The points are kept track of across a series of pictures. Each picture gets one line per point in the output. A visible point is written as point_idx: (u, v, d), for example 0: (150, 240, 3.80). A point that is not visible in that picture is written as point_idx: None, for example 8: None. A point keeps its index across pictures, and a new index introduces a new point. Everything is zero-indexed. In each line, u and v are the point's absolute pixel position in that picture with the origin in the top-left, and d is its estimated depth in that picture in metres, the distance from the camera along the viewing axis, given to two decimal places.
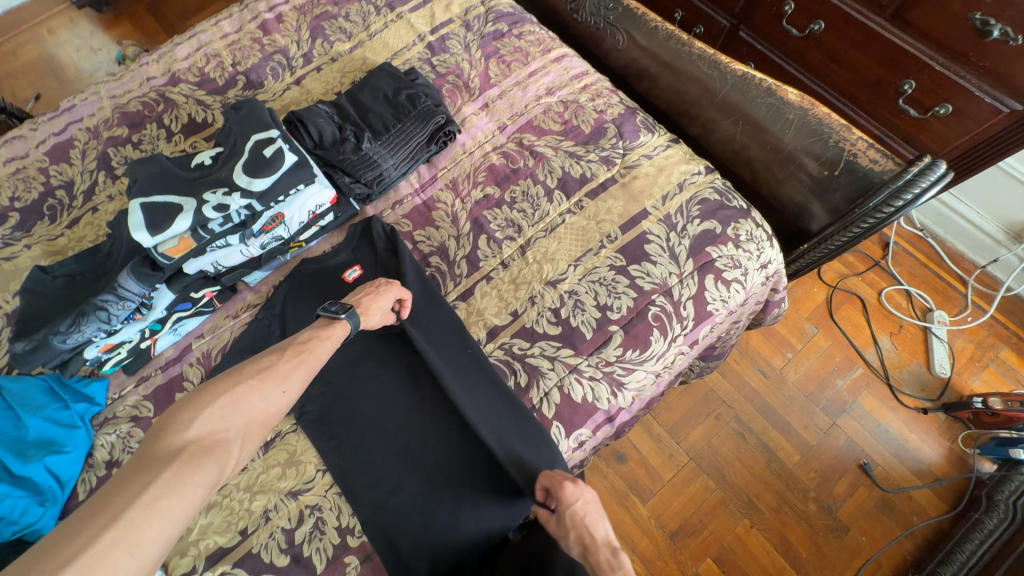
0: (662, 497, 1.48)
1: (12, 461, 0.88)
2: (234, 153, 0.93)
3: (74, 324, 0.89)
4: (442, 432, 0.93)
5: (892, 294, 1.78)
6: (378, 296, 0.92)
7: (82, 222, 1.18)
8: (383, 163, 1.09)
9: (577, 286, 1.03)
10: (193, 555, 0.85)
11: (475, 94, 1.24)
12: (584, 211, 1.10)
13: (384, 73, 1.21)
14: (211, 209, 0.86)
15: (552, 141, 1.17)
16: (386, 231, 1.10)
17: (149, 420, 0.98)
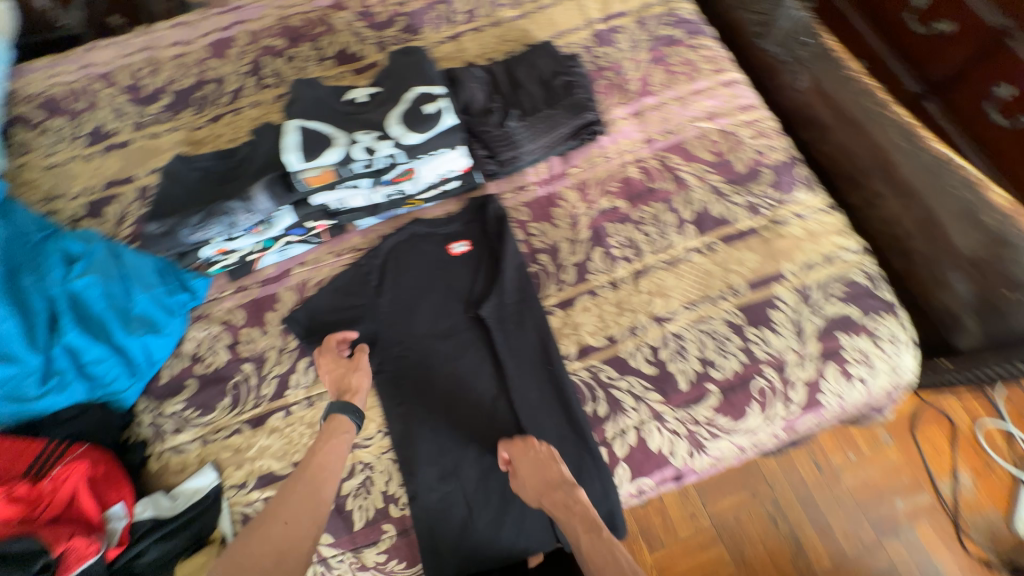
0: (668, 553, 1.33)
1: (117, 328, 0.94)
2: (391, 99, 0.91)
3: (203, 222, 0.91)
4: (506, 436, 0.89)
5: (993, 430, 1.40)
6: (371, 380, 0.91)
7: (223, 120, 1.21)
8: (523, 146, 1.04)
9: (684, 331, 0.95)
10: (249, 470, 0.90)
11: (630, 97, 1.16)
12: (713, 254, 1.01)
13: (545, 52, 1.16)
14: (360, 150, 0.84)
15: (699, 170, 1.08)
16: (500, 215, 1.04)
17: (237, 328, 1.01)
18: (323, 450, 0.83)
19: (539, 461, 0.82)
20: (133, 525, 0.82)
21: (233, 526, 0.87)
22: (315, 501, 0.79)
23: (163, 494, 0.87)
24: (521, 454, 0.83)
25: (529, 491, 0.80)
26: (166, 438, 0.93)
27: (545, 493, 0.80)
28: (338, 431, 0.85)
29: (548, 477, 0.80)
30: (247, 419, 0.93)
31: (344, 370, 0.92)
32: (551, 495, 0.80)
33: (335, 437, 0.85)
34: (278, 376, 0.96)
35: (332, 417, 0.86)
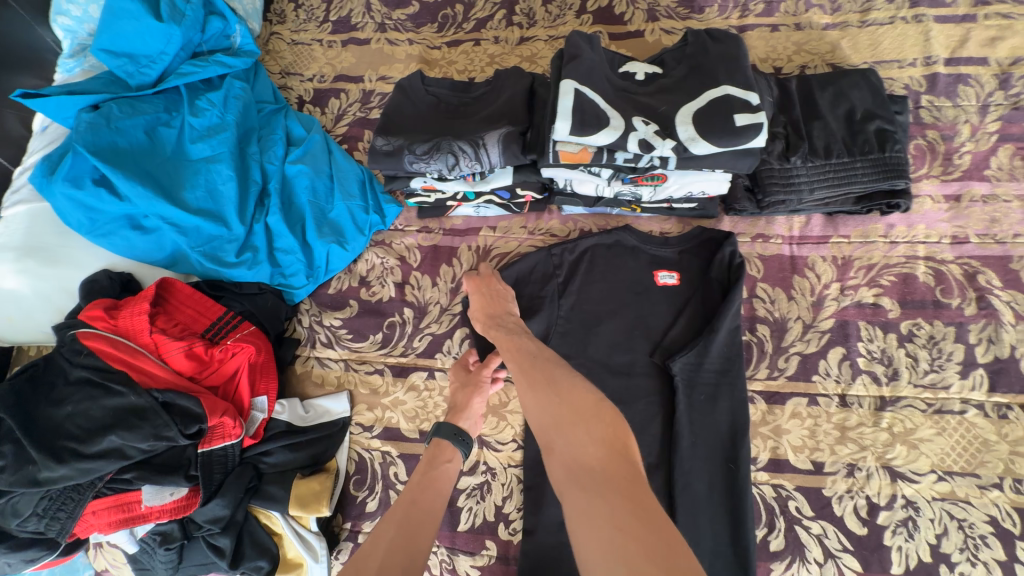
0: None
1: (310, 227, 0.93)
2: (683, 87, 0.74)
3: (428, 154, 0.84)
4: None
5: None
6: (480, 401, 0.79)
7: (460, 48, 1.14)
8: (798, 191, 0.83)
9: (923, 504, 0.72)
10: (377, 417, 0.86)
11: (951, 175, 0.88)
12: (1001, 422, 0.74)
13: (866, 81, 0.88)
14: (635, 140, 0.68)
15: (1022, 304, 0.79)
16: (734, 262, 0.85)
17: (409, 268, 0.96)
18: (419, 474, 0.67)
19: (491, 287, 0.83)
20: (269, 422, 0.83)
21: (347, 464, 0.84)
22: (413, 534, 0.58)
23: (299, 402, 0.87)
24: (480, 274, 0.86)
25: (477, 310, 0.81)
26: (315, 347, 0.93)
27: (483, 316, 0.80)
28: (438, 456, 0.71)
29: (493, 308, 0.80)
30: (391, 364, 0.89)
31: (462, 384, 0.80)
32: (488, 319, 0.80)
33: (433, 463, 0.70)
34: (432, 335, 0.90)
35: (434, 440, 0.73)
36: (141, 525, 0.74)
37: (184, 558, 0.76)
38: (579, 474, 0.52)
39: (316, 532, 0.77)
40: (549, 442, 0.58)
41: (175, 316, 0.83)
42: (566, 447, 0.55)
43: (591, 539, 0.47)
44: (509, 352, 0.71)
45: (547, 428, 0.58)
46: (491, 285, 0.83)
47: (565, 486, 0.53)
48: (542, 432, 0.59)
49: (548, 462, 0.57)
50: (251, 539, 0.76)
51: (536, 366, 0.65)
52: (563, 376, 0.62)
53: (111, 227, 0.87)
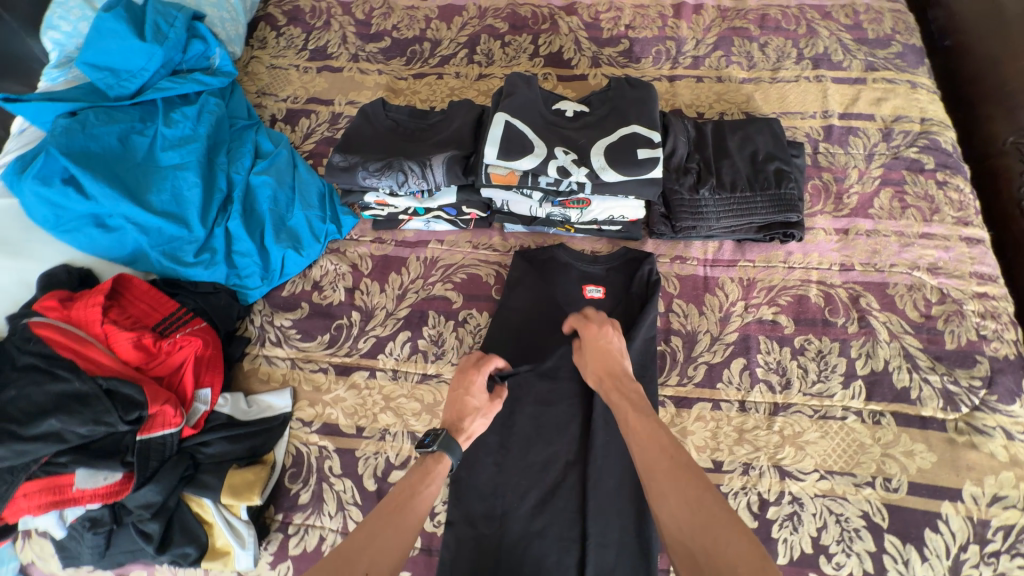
0: None
1: (269, 233, 1.00)
2: (601, 125, 0.86)
3: (380, 171, 0.93)
4: (566, 509, 0.81)
5: None
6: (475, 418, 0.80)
7: (424, 80, 1.25)
8: (706, 219, 0.95)
9: (807, 500, 0.80)
10: (317, 413, 0.91)
11: (841, 212, 1.01)
12: (876, 427, 0.84)
13: (769, 128, 1.02)
14: (554, 167, 0.79)
15: (895, 325, 0.91)
16: (651, 279, 0.95)
17: (360, 275, 1.03)
18: (413, 488, 0.68)
19: (604, 343, 0.82)
20: (210, 413, 0.87)
21: (284, 458, 0.88)
22: (400, 537, 0.63)
23: (243, 397, 0.91)
24: (593, 321, 0.85)
25: (596, 368, 0.81)
26: (264, 345, 0.98)
27: (604, 377, 0.80)
28: (431, 472, 0.71)
29: (611, 366, 0.80)
30: (335, 363, 0.95)
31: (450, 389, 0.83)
32: (612, 382, 0.79)
33: (425, 476, 0.71)
34: (377, 336, 0.97)
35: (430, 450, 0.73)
36: (71, 508, 0.75)
37: (111, 544, 0.78)
38: None
39: (246, 521, 0.80)
40: (699, 564, 0.56)
41: (128, 309, 0.88)
42: None
43: None
44: (637, 436, 0.70)
45: (702, 558, 0.55)
46: (607, 342, 0.82)
47: None
48: (687, 551, 0.57)
49: None
50: (181, 526, 0.79)
51: (684, 477, 0.62)
52: (707, 499, 0.59)
53: (76, 224, 0.93)
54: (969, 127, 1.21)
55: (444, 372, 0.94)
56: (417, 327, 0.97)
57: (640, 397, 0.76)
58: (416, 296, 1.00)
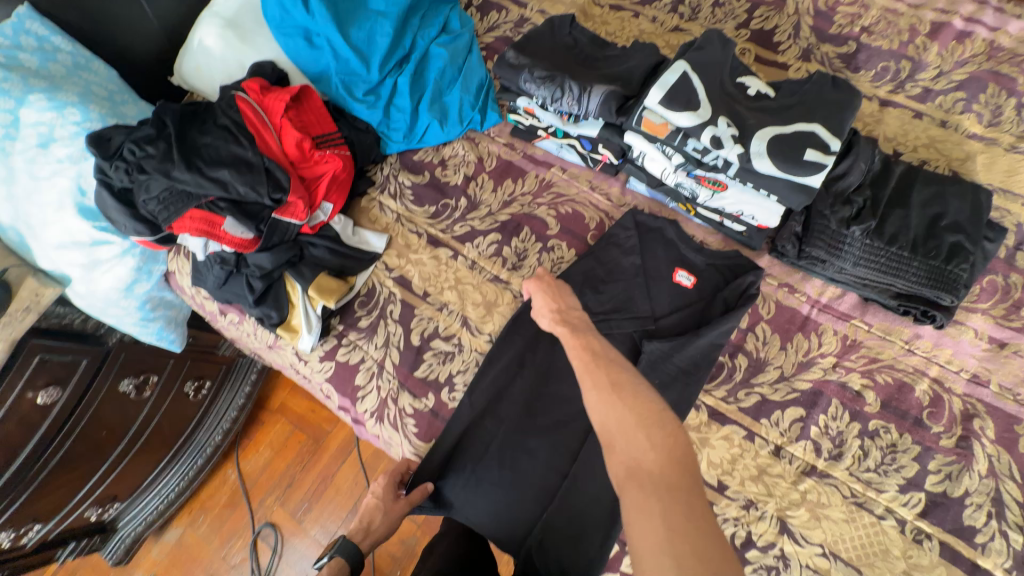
0: None
1: (425, 100, 1.09)
2: (780, 114, 0.79)
3: (541, 81, 0.96)
4: (562, 444, 0.86)
5: None
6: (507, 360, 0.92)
7: (619, 13, 1.22)
8: (839, 259, 0.86)
9: (794, 564, 0.76)
10: (400, 264, 1.03)
11: (1009, 322, 0.85)
12: (913, 544, 0.75)
13: (972, 197, 0.86)
14: (709, 134, 0.76)
15: (1003, 464, 0.77)
16: (748, 291, 0.90)
17: (481, 169, 1.10)
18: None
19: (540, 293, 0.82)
20: (325, 224, 1.04)
21: (361, 285, 1.02)
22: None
23: (352, 225, 1.06)
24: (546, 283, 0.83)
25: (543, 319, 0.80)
26: (383, 193, 1.11)
27: (548, 309, 0.80)
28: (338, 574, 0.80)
29: (557, 303, 0.80)
30: (430, 232, 1.05)
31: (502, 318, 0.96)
32: (555, 315, 0.78)
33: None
34: (472, 227, 1.05)
35: (333, 556, 0.82)
36: (213, 242, 0.95)
37: (227, 283, 0.98)
38: (637, 472, 0.54)
39: (318, 315, 0.96)
40: (609, 438, 0.59)
41: (302, 115, 1.03)
42: (626, 452, 0.56)
43: (643, 531, 0.49)
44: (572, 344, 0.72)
45: (613, 435, 0.58)
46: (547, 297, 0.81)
47: (624, 480, 0.55)
48: (601, 430, 0.60)
49: (609, 461, 0.58)
50: (275, 295, 0.96)
51: (603, 368, 0.65)
52: (629, 384, 0.62)
53: (291, 32, 1.09)
54: None
55: (512, 282, 0.99)
56: (507, 235, 1.03)
57: (582, 320, 0.77)
58: (519, 209, 1.05)
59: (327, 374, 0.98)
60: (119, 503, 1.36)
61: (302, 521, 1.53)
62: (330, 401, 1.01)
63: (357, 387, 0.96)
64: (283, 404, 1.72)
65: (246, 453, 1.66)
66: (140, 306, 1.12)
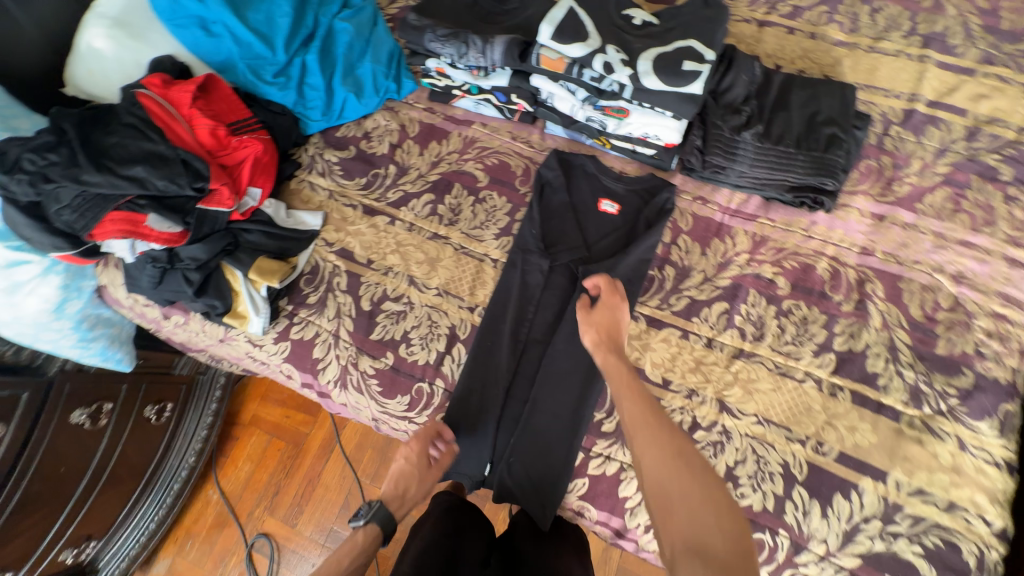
0: None
1: (338, 74, 1.10)
2: (661, 37, 0.87)
3: (445, 38, 0.99)
4: (522, 375, 0.94)
5: None
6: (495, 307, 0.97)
7: None
8: (737, 164, 0.95)
9: (736, 435, 0.86)
10: (339, 238, 1.05)
11: (885, 197, 0.97)
12: (829, 397, 0.86)
13: (840, 93, 0.98)
14: (599, 62, 0.84)
15: (892, 316, 0.89)
16: (665, 207, 0.99)
17: (405, 136, 1.12)
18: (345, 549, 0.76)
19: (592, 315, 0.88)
20: (256, 210, 1.04)
21: (304, 264, 1.03)
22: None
23: (284, 208, 1.06)
24: (602, 299, 0.90)
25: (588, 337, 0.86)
26: (311, 172, 1.11)
27: (602, 338, 0.85)
28: (371, 542, 0.78)
29: (613, 333, 0.86)
30: (364, 203, 1.07)
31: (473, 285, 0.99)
32: (606, 344, 0.84)
33: (362, 546, 0.77)
34: (405, 191, 1.07)
35: (370, 522, 0.81)
36: (139, 241, 0.93)
37: (164, 280, 0.97)
38: (702, 556, 0.61)
39: (264, 297, 0.96)
40: (667, 505, 0.66)
41: (212, 103, 1.02)
42: (683, 518, 0.64)
43: None
44: (622, 388, 0.79)
45: (671, 496, 0.66)
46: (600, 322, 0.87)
47: (682, 555, 0.62)
48: (658, 488, 0.68)
49: (663, 519, 0.66)
50: (216, 285, 0.96)
51: (664, 429, 0.73)
52: (692, 458, 0.70)
53: (185, 22, 1.06)
54: None
55: (451, 237, 1.03)
56: (440, 194, 1.06)
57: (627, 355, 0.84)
58: (448, 167, 1.09)
59: (284, 354, 0.99)
60: (95, 542, 1.31)
61: (295, 525, 1.52)
62: (292, 381, 1.02)
63: (316, 360, 0.98)
64: (255, 416, 1.68)
65: (224, 471, 1.62)
66: (77, 326, 1.09)
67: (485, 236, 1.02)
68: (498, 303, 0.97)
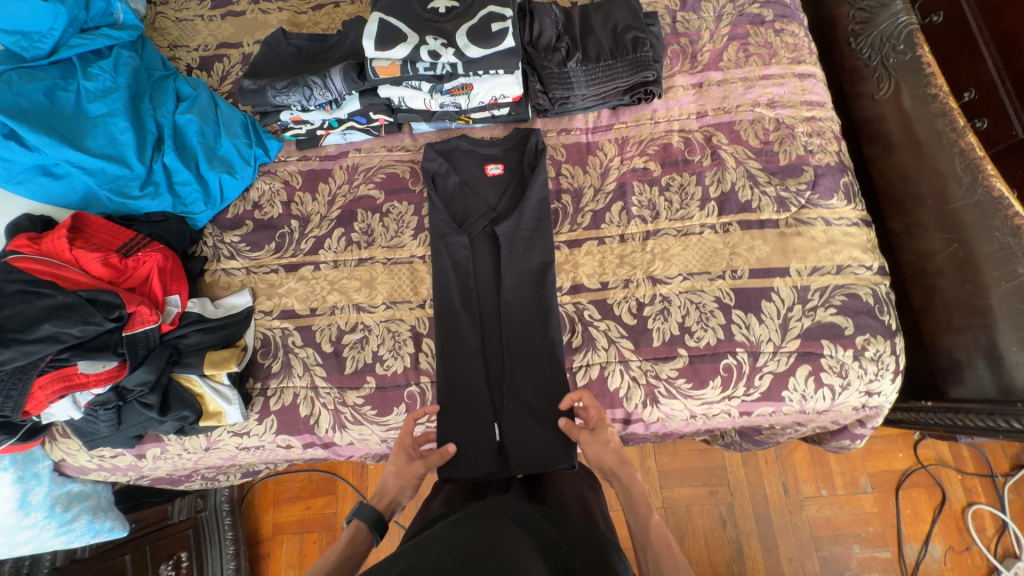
0: (670, 480, 1.52)
1: (202, 161, 1.12)
2: (466, 13, 0.99)
3: (286, 88, 1.05)
4: (492, 336, 1.05)
5: (919, 494, 1.47)
6: (440, 289, 1.05)
7: (323, 10, 1.33)
8: (576, 89, 1.09)
9: (673, 296, 1.01)
10: (275, 303, 1.08)
11: (696, 68, 1.17)
12: (726, 234, 1.03)
13: (626, 4, 1.15)
14: (426, 52, 0.95)
15: (740, 153, 1.09)
16: (538, 148, 1.12)
17: (293, 189, 1.17)
18: (337, 550, 0.76)
19: (599, 438, 0.88)
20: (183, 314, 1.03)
21: (253, 341, 1.06)
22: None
23: (210, 301, 1.08)
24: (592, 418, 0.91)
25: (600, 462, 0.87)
26: (220, 260, 1.13)
27: (602, 459, 0.87)
28: (359, 539, 0.79)
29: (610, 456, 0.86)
30: (283, 263, 1.11)
31: (410, 277, 1.07)
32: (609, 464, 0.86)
33: (351, 548, 0.77)
34: (315, 237, 1.12)
35: (352, 523, 0.80)
36: (81, 392, 0.92)
37: (123, 419, 0.96)
38: None
39: (229, 385, 0.98)
40: None
41: (92, 239, 1.01)
42: None
43: None
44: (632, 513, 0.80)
45: None
46: (601, 446, 0.88)
47: None
48: None
49: None
50: (177, 396, 0.96)
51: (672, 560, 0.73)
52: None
53: (26, 175, 1.04)
54: None
55: (376, 255, 1.10)
56: (348, 224, 1.13)
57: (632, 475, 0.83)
58: (345, 199, 1.15)
59: (275, 429, 1.01)
60: None
61: None
62: (293, 449, 1.04)
63: (306, 417, 1.01)
64: (277, 524, 1.62)
65: None
66: (51, 512, 1.04)
67: (405, 242, 1.10)
68: (446, 285, 1.05)
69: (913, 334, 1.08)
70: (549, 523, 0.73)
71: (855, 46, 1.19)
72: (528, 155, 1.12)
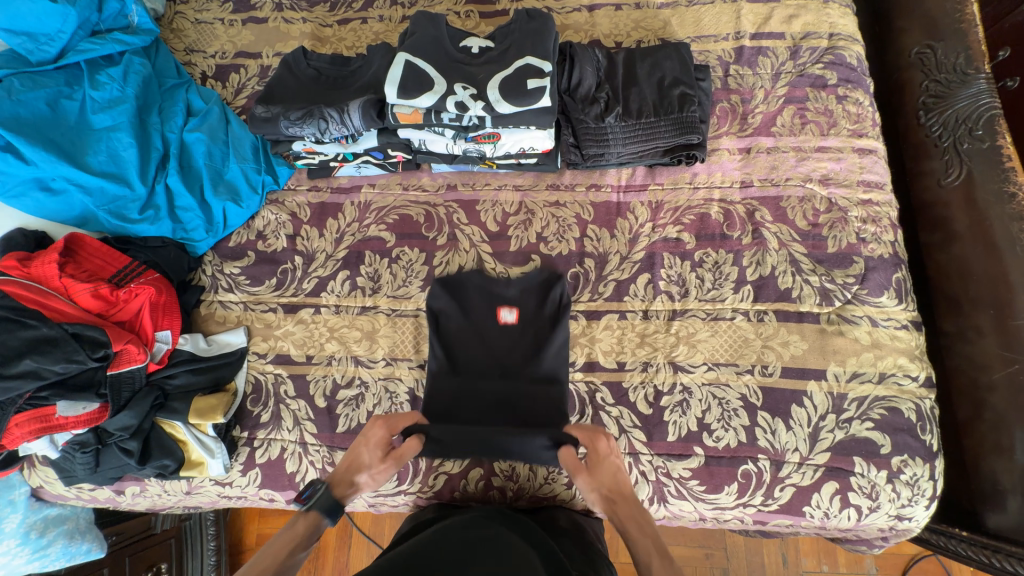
0: None
1: (206, 185, 1.06)
2: (501, 59, 0.91)
3: (301, 119, 0.97)
4: (503, 374, 0.99)
5: None
6: (456, 330, 1.01)
7: (349, 25, 1.25)
8: (612, 146, 1.01)
9: (695, 388, 0.93)
10: (270, 346, 1.02)
11: (745, 131, 1.07)
12: (759, 324, 0.95)
13: (676, 54, 1.05)
14: (453, 102, 0.87)
15: (784, 234, 0.99)
16: (562, 300, 1.00)
17: (300, 223, 1.10)
18: (288, 543, 0.77)
19: (605, 466, 0.84)
20: (174, 351, 0.98)
21: (245, 385, 1.00)
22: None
23: (202, 337, 1.01)
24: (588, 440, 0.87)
25: (596, 500, 0.83)
26: (218, 291, 1.07)
27: (613, 498, 0.81)
28: (299, 538, 0.78)
29: (613, 476, 0.83)
30: (283, 302, 1.05)
31: (414, 335, 1.01)
32: (619, 495, 0.81)
33: (305, 529, 0.79)
34: (319, 277, 1.06)
35: (312, 509, 0.81)
36: (59, 433, 0.87)
37: (101, 461, 0.90)
38: None
39: (214, 436, 0.93)
40: None
41: (84, 265, 0.96)
42: None
43: None
44: (617, 504, 0.81)
45: None
46: (599, 480, 0.82)
47: None
48: None
49: None
50: (158, 444, 0.91)
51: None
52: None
53: (20, 190, 0.97)
54: (883, 39, 1.22)
55: (381, 304, 1.04)
56: (354, 267, 1.06)
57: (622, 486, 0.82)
58: (353, 239, 1.08)
59: (258, 482, 0.96)
60: None
61: None
62: (276, 502, 0.99)
63: (292, 474, 0.96)
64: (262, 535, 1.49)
65: None
66: (25, 539, 1.01)
67: (412, 292, 1.03)
68: (463, 329, 1.01)
69: (951, 447, 0.98)
70: (550, 537, 0.80)
71: (925, 121, 1.08)
72: (551, 276, 1.02)
